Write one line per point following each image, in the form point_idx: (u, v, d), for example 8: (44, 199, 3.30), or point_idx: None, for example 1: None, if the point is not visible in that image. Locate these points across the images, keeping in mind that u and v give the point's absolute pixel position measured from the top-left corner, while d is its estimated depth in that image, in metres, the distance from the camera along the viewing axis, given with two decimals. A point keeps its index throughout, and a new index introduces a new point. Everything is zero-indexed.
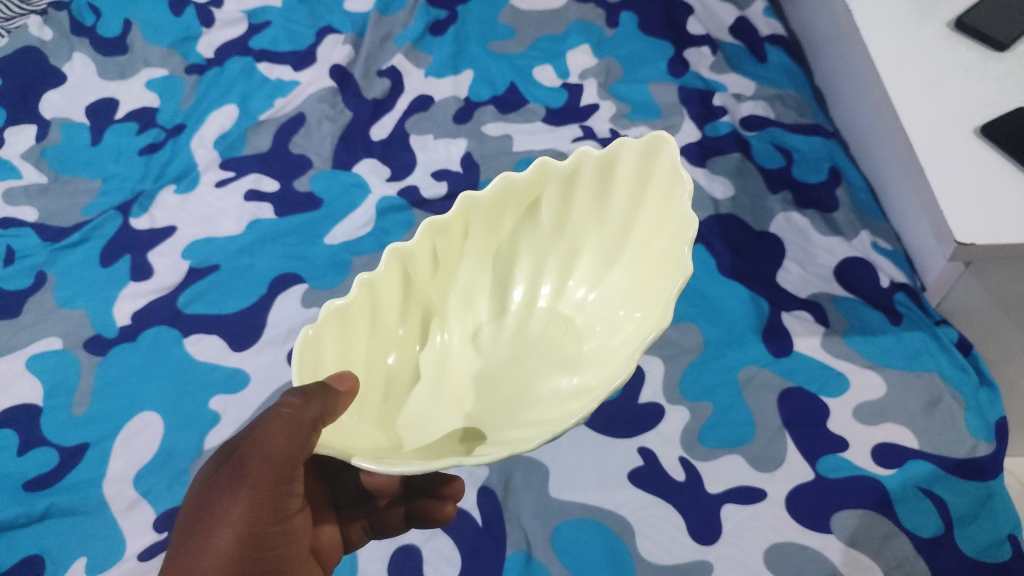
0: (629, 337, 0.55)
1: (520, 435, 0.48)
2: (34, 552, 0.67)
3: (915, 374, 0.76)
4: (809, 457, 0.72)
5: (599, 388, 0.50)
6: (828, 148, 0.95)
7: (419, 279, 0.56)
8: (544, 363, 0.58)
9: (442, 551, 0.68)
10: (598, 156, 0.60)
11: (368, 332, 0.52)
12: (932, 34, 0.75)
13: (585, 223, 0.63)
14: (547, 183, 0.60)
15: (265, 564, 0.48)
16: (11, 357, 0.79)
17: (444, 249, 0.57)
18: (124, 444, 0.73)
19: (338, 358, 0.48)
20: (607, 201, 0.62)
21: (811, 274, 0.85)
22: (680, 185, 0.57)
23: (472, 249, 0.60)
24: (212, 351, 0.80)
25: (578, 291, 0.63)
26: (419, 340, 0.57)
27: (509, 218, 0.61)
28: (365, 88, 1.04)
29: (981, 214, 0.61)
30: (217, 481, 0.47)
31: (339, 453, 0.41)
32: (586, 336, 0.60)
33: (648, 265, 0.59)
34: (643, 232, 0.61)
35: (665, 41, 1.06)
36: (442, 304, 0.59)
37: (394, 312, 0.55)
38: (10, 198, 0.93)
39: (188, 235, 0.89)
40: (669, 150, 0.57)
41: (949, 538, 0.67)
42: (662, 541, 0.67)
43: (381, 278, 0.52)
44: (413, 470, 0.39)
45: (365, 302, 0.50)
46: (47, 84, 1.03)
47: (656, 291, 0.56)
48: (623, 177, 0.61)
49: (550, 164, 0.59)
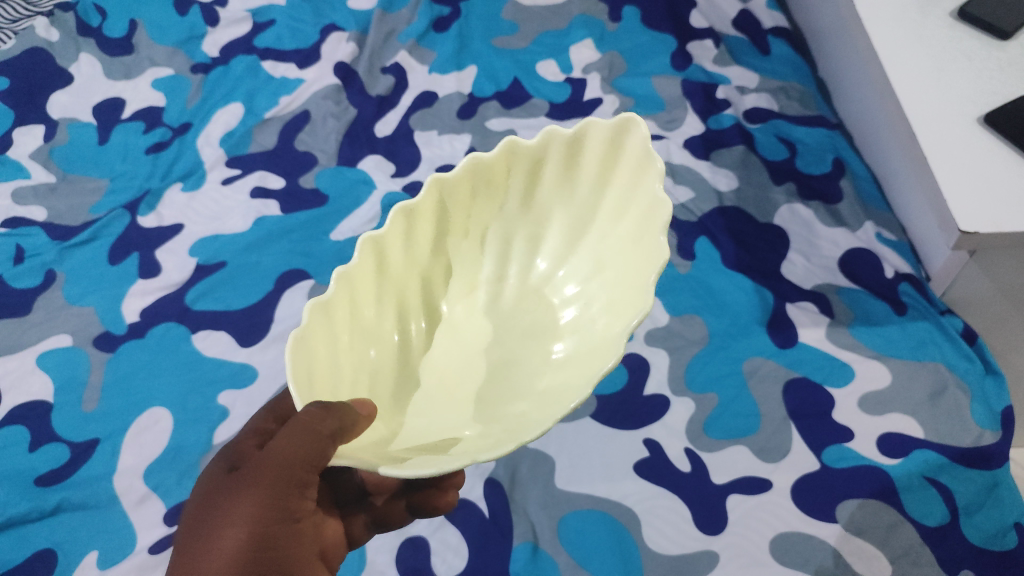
0: (605, 311, 0.51)
1: (499, 434, 0.44)
2: (46, 546, 0.68)
3: (919, 363, 0.76)
4: (813, 447, 0.72)
5: (580, 379, 0.45)
6: (832, 139, 0.95)
7: (372, 280, 0.49)
8: (509, 365, 0.51)
9: (448, 542, 0.68)
10: (565, 136, 0.53)
11: (350, 330, 0.47)
12: (936, 24, 0.75)
13: (553, 204, 0.56)
14: (512, 162, 0.53)
15: (274, 564, 0.46)
16: (23, 354, 0.80)
17: (411, 235, 0.51)
18: (134, 439, 0.74)
19: (328, 360, 0.44)
20: (573, 184, 0.56)
21: (815, 265, 0.85)
22: (653, 167, 0.51)
23: (439, 237, 0.53)
24: (219, 347, 0.80)
25: (544, 283, 0.56)
26: (398, 329, 0.51)
27: (468, 208, 0.53)
28: (370, 85, 1.05)
29: (984, 201, 0.61)
30: (236, 481, 0.47)
31: (367, 464, 0.38)
32: (558, 323, 0.54)
33: (619, 246, 0.54)
34: (612, 213, 0.55)
35: (669, 34, 1.06)
36: (417, 293, 0.53)
37: (372, 304, 0.49)
38: (19, 198, 0.93)
39: (195, 232, 0.90)
40: (639, 132, 0.51)
41: (956, 526, 0.67)
42: (667, 531, 0.68)
43: (356, 270, 0.47)
44: (429, 471, 0.37)
45: (341, 304, 0.45)
46: (54, 84, 1.04)
47: (632, 273, 0.50)
48: (589, 160, 0.55)
49: (518, 143, 0.52)
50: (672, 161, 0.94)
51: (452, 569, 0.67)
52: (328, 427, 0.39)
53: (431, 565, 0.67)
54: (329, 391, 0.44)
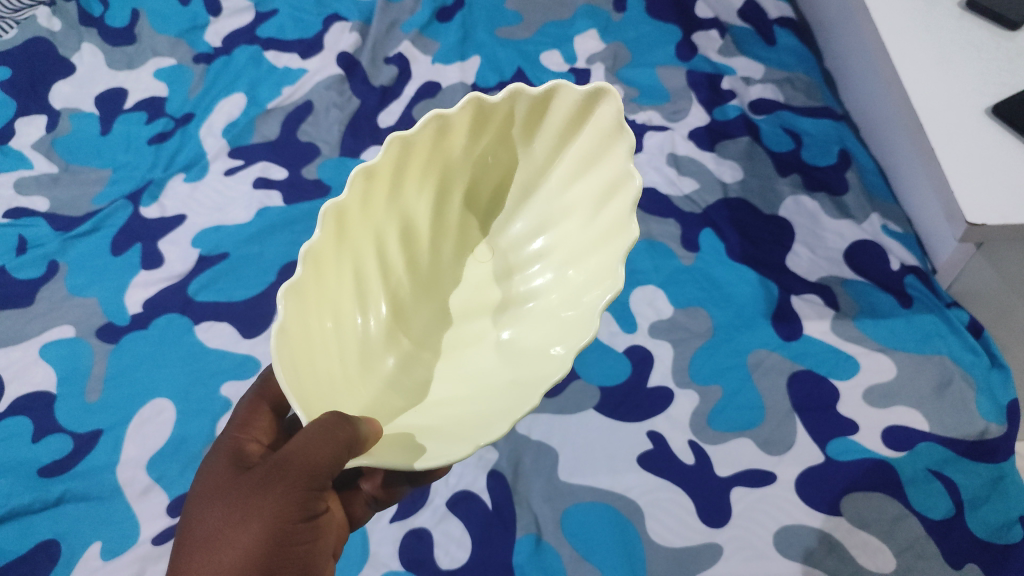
0: (567, 267, 0.50)
1: (465, 414, 0.44)
2: (49, 537, 0.68)
3: (925, 356, 0.76)
4: (818, 440, 0.72)
5: (546, 352, 0.46)
6: (838, 130, 0.94)
7: (328, 263, 0.43)
8: (470, 321, 0.52)
9: (451, 534, 0.68)
10: (530, 97, 0.46)
11: (313, 315, 0.42)
12: (945, 14, 0.74)
13: (509, 160, 0.51)
14: (472, 120, 0.46)
15: (291, 559, 0.46)
16: (25, 345, 0.80)
17: (367, 202, 0.45)
18: (137, 431, 0.74)
19: (303, 355, 0.41)
20: (532, 139, 0.50)
21: (821, 257, 0.84)
22: (623, 140, 0.47)
23: (393, 201, 0.48)
24: (222, 338, 0.80)
25: (499, 235, 0.53)
26: (359, 310, 0.48)
27: (424, 171, 0.48)
28: (373, 75, 1.04)
29: (991, 192, 0.61)
30: (251, 480, 0.46)
31: (401, 461, 0.40)
32: (511, 281, 0.52)
33: (575, 206, 0.51)
34: (570, 171, 0.51)
35: (674, 25, 1.06)
36: (375, 259, 0.49)
37: (332, 278, 0.45)
38: (20, 188, 0.93)
39: (197, 224, 0.90)
40: (611, 104, 0.47)
41: (960, 520, 0.67)
42: (671, 524, 0.68)
43: (318, 250, 0.41)
44: (436, 463, 0.39)
45: (293, 313, 0.40)
46: (56, 74, 1.04)
47: (592, 245, 0.49)
48: (551, 120, 0.49)
49: (482, 101, 0.45)
50: (676, 153, 0.93)
51: (455, 560, 0.66)
52: (345, 434, 0.38)
53: (433, 555, 0.67)
54: (313, 383, 0.41)
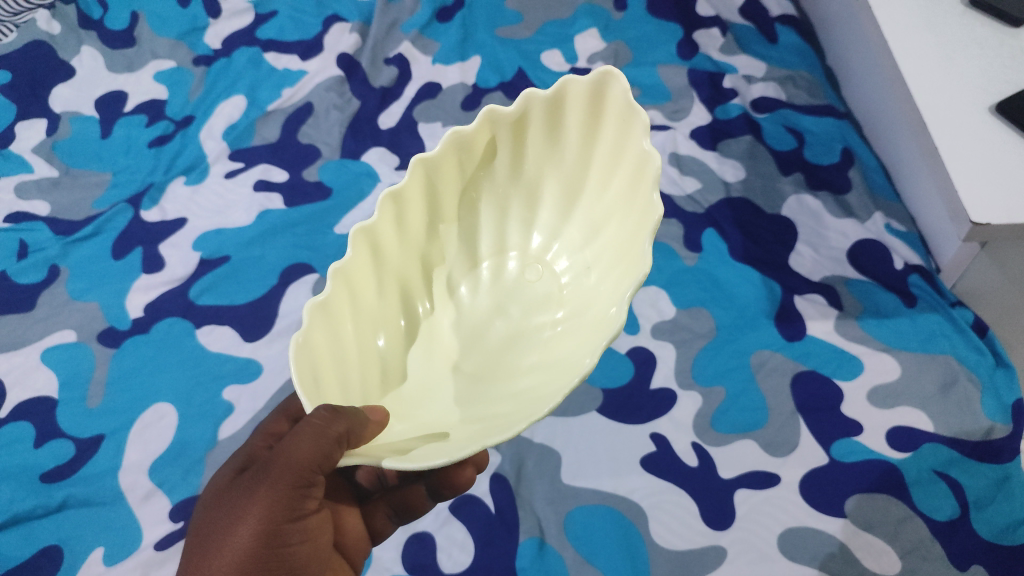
0: (611, 264, 0.50)
1: (502, 411, 0.43)
2: (53, 543, 0.68)
3: (929, 356, 0.76)
4: (823, 442, 0.71)
5: (579, 350, 0.44)
6: (840, 129, 0.94)
7: (367, 274, 0.46)
8: (517, 321, 0.51)
9: (454, 538, 0.68)
10: (544, 99, 0.49)
11: (353, 324, 0.45)
12: (948, 11, 0.73)
13: (542, 166, 0.54)
14: (493, 133, 0.50)
15: (283, 562, 0.45)
16: (27, 350, 0.80)
17: (399, 222, 0.48)
18: (139, 435, 0.74)
19: (334, 360, 0.43)
20: (559, 141, 0.53)
21: (824, 257, 0.84)
22: (637, 121, 0.48)
23: (431, 214, 0.51)
24: (224, 342, 0.80)
25: (545, 239, 0.54)
26: (404, 316, 0.51)
27: (457, 181, 0.51)
28: (372, 76, 1.04)
29: (995, 191, 0.60)
30: (241, 484, 0.46)
31: (371, 459, 0.39)
32: (556, 281, 0.53)
33: (615, 202, 0.52)
34: (602, 168, 0.52)
35: (675, 23, 1.05)
36: (420, 276, 0.51)
37: (374, 291, 0.48)
38: (21, 192, 0.93)
39: (198, 227, 0.90)
40: (619, 87, 0.48)
41: (966, 521, 0.66)
42: (674, 526, 0.67)
43: (352, 263, 0.45)
44: (443, 463, 0.37)
45: (325, 320, 0.42)
46: (56, 78, 1.03)
47: (629, 237, 0.49)
48: (572, 119, 0.51)
49: (496, 112, 0.49)
50: (678, 153, 0.93)
51: (458, 564, 0.66)
52: (336, 430, 0.38)
53: (436, 560, 0.67)
54: (342, 388, 0.44)
